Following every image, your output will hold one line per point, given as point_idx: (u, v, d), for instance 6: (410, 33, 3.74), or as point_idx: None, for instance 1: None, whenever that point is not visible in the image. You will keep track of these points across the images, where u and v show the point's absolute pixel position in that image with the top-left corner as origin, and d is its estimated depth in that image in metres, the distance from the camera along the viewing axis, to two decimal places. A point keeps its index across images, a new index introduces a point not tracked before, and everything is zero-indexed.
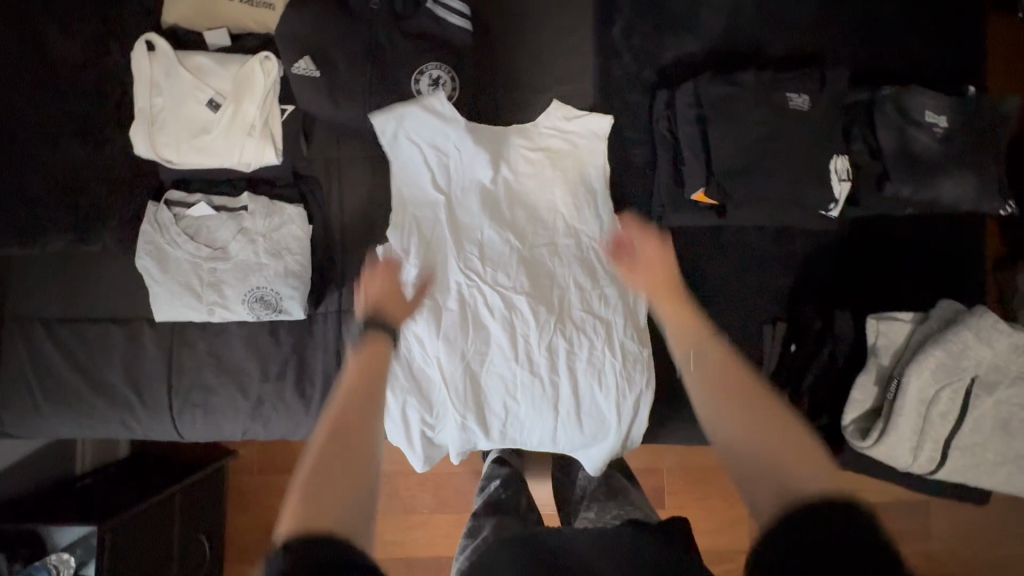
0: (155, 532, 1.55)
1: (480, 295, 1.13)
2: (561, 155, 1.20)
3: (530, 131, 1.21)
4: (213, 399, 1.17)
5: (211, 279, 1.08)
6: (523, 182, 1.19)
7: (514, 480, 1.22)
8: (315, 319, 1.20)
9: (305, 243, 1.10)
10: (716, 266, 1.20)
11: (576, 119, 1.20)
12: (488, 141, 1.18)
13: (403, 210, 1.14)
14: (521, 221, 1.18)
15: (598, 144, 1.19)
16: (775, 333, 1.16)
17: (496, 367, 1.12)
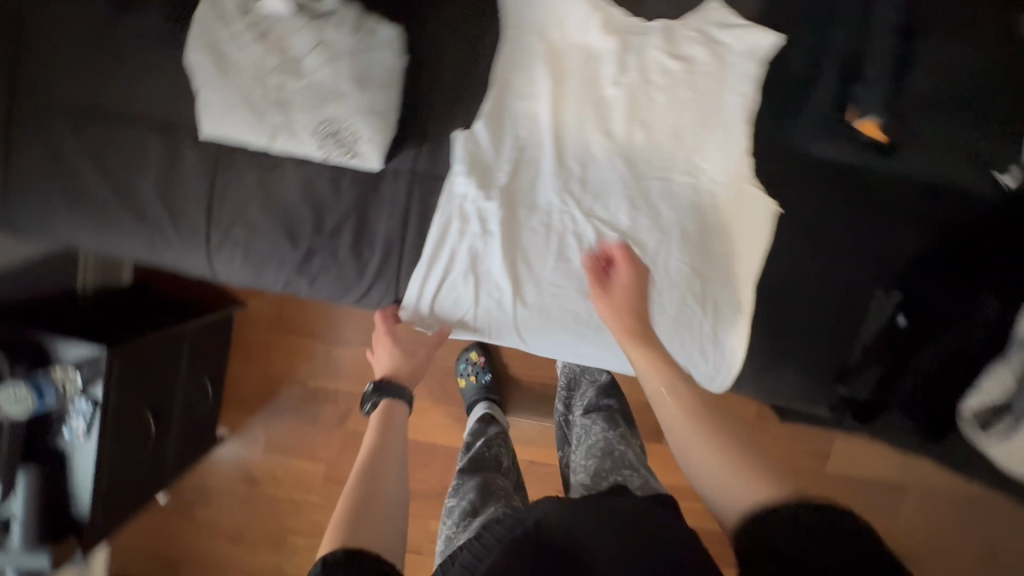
0: (157, 367, 1.46)
1: (571, 221, 1.04)
2: (703, 70, 1.02)
3: (672, 33, 1.02)
4: (256, 240, 1.03)
5: (278, 96, 0.89)
6: (651, 98, 1.03)
7: (497, 441, 1.30)
8: (384, 175, 1.03)
9: (396, 77, 0.90)
10: (844, 216, 1.04)
11: (733, 29, 1.01)
12: (620, 29, 1.01)
13: (506, 96, 1.02)
14: (639, 143, 1.04)
15: (750, 64, 1.01)
16: (884, 303, 1.05)
17: (573, 304, 1.06)
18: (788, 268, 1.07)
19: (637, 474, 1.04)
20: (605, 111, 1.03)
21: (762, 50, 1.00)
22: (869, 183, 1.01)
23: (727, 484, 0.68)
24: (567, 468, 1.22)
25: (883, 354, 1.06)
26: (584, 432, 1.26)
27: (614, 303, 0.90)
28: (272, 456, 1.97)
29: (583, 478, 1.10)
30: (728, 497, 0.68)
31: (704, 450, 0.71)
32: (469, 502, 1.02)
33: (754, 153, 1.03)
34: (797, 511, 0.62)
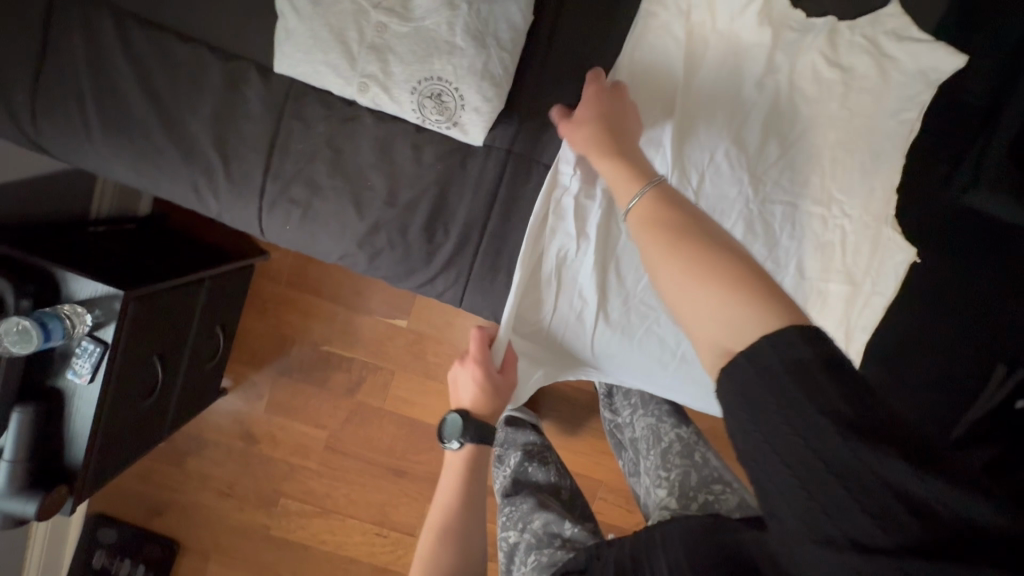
0: (170, 313, 1.33)
1: None
2: (862, 87, 0.87)
3: (837, 36, 0.86)
4: (317, 204, 0.89)
5: (377, 39, 0.74)
6: (794, 110, 0.89)
7: (543, 444, 1.16)
8: (475, 149, 0.88)
9: (519, 39, 0.75)
10: (978, 278, 0.93)
11: (910, 43, 0.85)
12: (779, 23, 0.86)
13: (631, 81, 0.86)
14: (770, 159, 0.91)
15: (918, 89, 0.86)
16: (1002, 381, 0.95)
17: (662, 329, 0.94)
18: (902, 323, 0.96)
19: (732, 491, 1.00)
20: (738, 117, 0.89)
21: (938, 74, 0.85)
22: (1010, 244, 0.91)
23: (693, 293, 0.53)
24: (641, 477, 1.15)
25: (993, 439, 0.95)
26: (651, 437, 1.18)
27: (597, 116, 0.77)
28: (272, 416, 1.78)
29: (669, 498, 1.02)
30: (721, 346, 0.51)
31: (662, 249, 0.58)
32: (534, 534, 0.94)
33: (897, 192, 0.90)
34: (793, 332, 0.47)
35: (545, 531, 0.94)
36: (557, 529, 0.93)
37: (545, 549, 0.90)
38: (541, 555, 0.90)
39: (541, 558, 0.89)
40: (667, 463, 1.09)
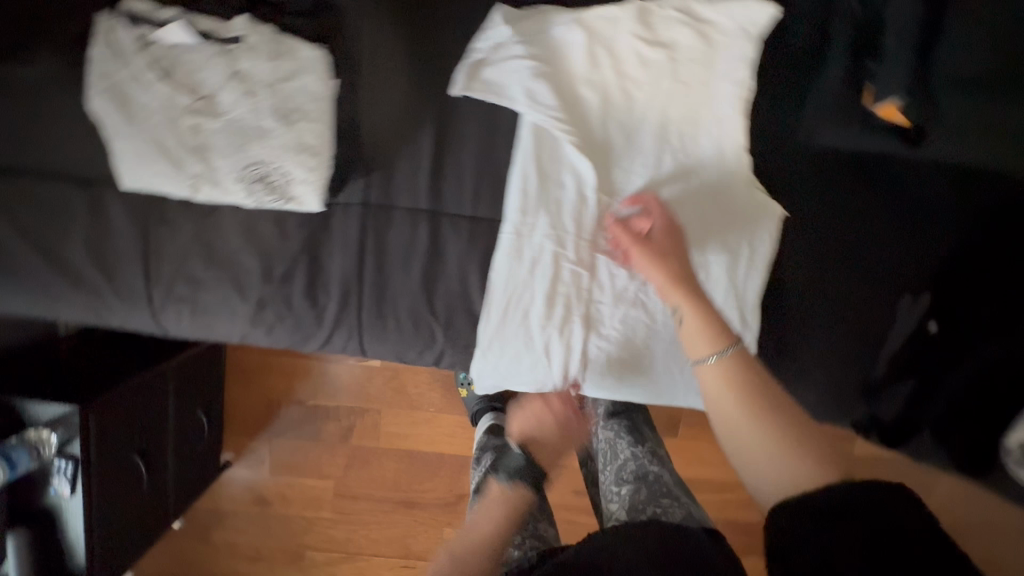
0: (143, 410, 1.39)
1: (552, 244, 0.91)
2: (688, 57, 0.88)
3: (649, 15, 0.87)
4: (202, 296, 0.94)
5: (196, 140, 0.78)
6: (629, 95, 0.90)
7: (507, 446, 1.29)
8: (333, 210, 0.92)
9: (326, 105, 0.77)
10: (858, 213, 0.91)
11: (721, 4, 0.86)
12: (590, 19, 0.88)
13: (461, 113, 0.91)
14: (622, 148, 0.91)
15: (744, 45, 0.86)
16: (912, 308, 0.93)
17: (562, 338, 0.95)
18: (798, 274, 0.94)
19: (680, 503, 1.02)
20: (579, 117, 0.89)
21: (756, 28, 0.85)
22: (881, 174, 0.89)
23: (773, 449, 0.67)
24: (600, 488, 1.20)
25: (914, 366, 0.93)
26: (610, 453, 1.22)
27: (666, 250, 0.87)
28: (279, 477, 1.74)
29: (621, 511, 1.08)
30: (789, 493, 0.64)
31: (739, 403, 0.70)
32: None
33: (751, 149, 0.89)
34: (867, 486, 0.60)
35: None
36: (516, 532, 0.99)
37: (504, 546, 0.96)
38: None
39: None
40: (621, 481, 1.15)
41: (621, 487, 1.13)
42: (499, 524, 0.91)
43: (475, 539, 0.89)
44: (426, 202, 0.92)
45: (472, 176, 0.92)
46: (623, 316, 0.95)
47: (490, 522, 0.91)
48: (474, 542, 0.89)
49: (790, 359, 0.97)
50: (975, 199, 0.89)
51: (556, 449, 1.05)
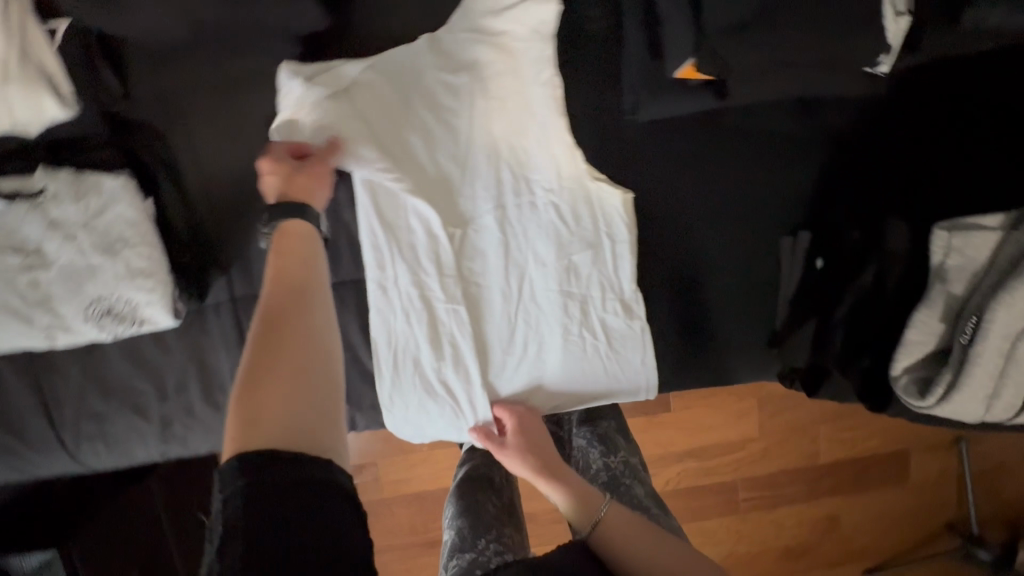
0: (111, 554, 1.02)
1: (421, 288, 0.91)
2: (491, 73, 0.87)
3: (442, 44, 0.87)
4: (109, 427, 0.96)
5: (36, 294, 0.80)
6: (448, 125, 0.89)
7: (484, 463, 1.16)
8: (206, 311, 0.94)
9: (146, 227, 0.79)
10: (710, 173, 0.90)
11: (505, 13, 0.84)
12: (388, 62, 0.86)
13: None
14: (460, 176, 0.90)
15: (539, 48, 0.85)
16: (795, 249, 0.90)
17: (456, 374, 0.93)
18: (670, 245, 0.92)
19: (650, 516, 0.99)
20: (405, 158, 0.88)
21: (547, 26, 0.84)
22: (722, 129, 0.88)
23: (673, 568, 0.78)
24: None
25: (812, 306, 0.89)
26: (582, 461, 1.11)
27: (535, 442, 0.93)
28: None
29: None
30: None
31: (642, 542, 0.81)
32: (457, 536, 1.01)
33: (579, 143, 0.88)
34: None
35: (468, 535, 1.01)
36: (480, 537, 1.00)
37: (467, 551, 0.98)
38: (461, 557, 0.97)
39: (460, 563, 0.96)
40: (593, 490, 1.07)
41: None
42: (309, 338, 0.56)
43: (263, 341, 0.55)
44: None
45: (324, 240, 0.93)
46: (514, 335, 0.94)
47: (264, 348, 0.55)
48: (255, 372, 0.53)
49: (690, 329, 0.95)
50: (828, 127, 0.86)
51: (299, 285, 0.61)
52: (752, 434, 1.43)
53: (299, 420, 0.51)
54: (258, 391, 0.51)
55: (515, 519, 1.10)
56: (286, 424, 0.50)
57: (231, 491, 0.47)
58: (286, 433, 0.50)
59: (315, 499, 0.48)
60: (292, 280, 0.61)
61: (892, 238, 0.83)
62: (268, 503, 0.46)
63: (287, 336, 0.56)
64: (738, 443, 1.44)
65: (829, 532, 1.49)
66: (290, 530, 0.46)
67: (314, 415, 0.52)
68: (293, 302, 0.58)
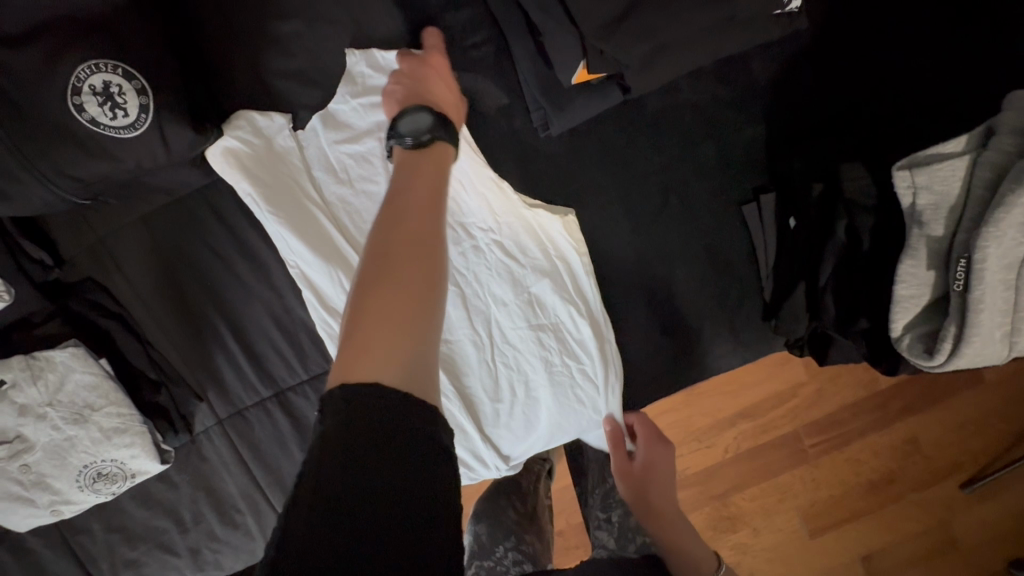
0: None
1: None
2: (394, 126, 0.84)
3: (338, 117, 0.85)
4: (144, 571, 0.98)
5: (29, 476, 0.82)
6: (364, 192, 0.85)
7: (501, 496, 1.11)
8: (199, 440, 0.94)
9: (106, 386, 0.80)
10: (647, 160, 0.84)
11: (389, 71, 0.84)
12: (291, 145, 0.84)
13: (242, 297, 0.90)
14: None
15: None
16: (762, 214, 0.82)
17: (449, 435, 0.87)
18: (627, 245, 0.86)
19: None
20: (330, 240, 0.85)
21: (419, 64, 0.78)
22: (645, 115, 0.82)
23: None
24: (590, 509, 1.03)
25: (797, 271, 0.80)
26: (597, 475, 1.04)
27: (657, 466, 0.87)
28: None
29: (609, 542, 0.96)
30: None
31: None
32: (476, 542, 1.08)
33: (503, 175, 0.84)
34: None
35: (486, 544, 1.07)
36: (499, 545, 1.05)
37: (484, 561, 1.05)
38: (478, 568, 1.04)
39: (478, 572, 1.04)
40: (610, 505, 1.00)
41: (611, 515, 0.99)
42: (434, 264, 0.54)
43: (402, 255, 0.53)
44: (267, 389, 0.93)
45: (282, 337, 0.92)
46: (497, 386, 0.87)
47: (385, 261, 0.52)
48: (370, 291, 0.50)
49: (673, 323, 0.88)
50: (756, 78, 0.81)
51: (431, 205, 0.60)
52: (800, 378, 1.30)
53: (412, 344, 0.48)
54: (381, 305, 0.49)
55: (541, 527, 1.12)
56: (404, 352, 0.47)
57: (329, 413, 0.42)
58: (402, 352, 0.46)
59: (410, 442, 0.42)
60: (428, 204, 0.60)
61: (851, 180, 0.74)
62: (356, 404, 0.42)
63: (414, 260, 0.53)
64: (788, 391, 1.32)
65: (914, 456, 1.31)
66: (361, 466, 0.40)
67: (422, 338, 0.49)
68: (418, 228, 0.56)
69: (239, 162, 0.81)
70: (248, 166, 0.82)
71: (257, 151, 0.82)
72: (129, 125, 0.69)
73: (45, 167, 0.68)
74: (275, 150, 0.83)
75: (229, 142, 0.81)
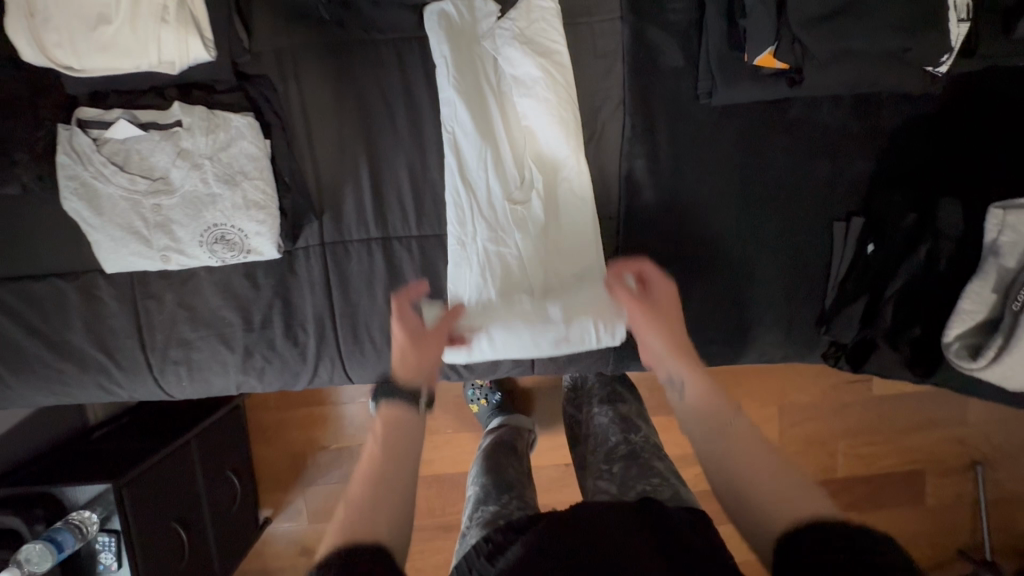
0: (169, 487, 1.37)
1: (498, 250, 0.97)
2: (579, 49, 0.97)
3: (532, 14, 0.93)
4: (194, 355, 1.02)
5: (158, 217, 0.87)
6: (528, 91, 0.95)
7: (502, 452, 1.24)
8: (296, 254, 1.01)
9: (264, 162, 0.87)
10: (773, 155, 0.98)
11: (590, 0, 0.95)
12: (487, 29, 0.94)
13: (391, 145, 1.00)
14: (538, 144, 0.97)
15: (562, 26, 0.94)
16: (848, 232, 0.97)
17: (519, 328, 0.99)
18: (727, 222, 0.99)
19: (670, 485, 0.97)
20: (491, 125, 0.96)
21: (546, 13, 0.93)
22: (781, 121, 0.97)
23: (757, 496, 0.65)
24: (586, 472, 1.14)
25: (864, 286, 0.94)
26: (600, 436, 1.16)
27: (665, 314, 0.84)
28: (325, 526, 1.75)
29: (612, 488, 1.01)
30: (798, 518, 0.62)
31: (731, 456, 0.69)
32: (481, 490, 1.13)
33: (654, 122, 0.97)
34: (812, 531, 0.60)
35: (491, 492, 1.12)
36: (503, 494, 1.11)
37: (490, 504, 1.08)
38: (485, 509, 1.06)
39: (484, 513, 1.06)
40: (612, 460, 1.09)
41: (613, 467, 1.06)
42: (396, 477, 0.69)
43: (384, 468, 0.70)
44: (377, 229, 1.01)
45: (409, 190, 1.01)
46: (573, 294, 0.99)
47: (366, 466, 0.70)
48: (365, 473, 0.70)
49: (739, 300, 1.01)
50: (882, 123, 0.96)
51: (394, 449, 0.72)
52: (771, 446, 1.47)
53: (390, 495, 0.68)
54: (365, 518, 0.65)
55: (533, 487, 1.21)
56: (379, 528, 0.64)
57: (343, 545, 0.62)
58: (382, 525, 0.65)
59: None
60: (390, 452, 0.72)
61: (946, 219, 0.88)
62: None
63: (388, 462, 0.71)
64: None
65: None
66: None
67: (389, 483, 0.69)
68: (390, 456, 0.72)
69: (447, 28, 0.92)
70: (454, 33, 0.93)
71: (463, 24, 0.93)
72: None
73: None
74: (478, 29, 0.95)
75: (448, 7, 0.93)
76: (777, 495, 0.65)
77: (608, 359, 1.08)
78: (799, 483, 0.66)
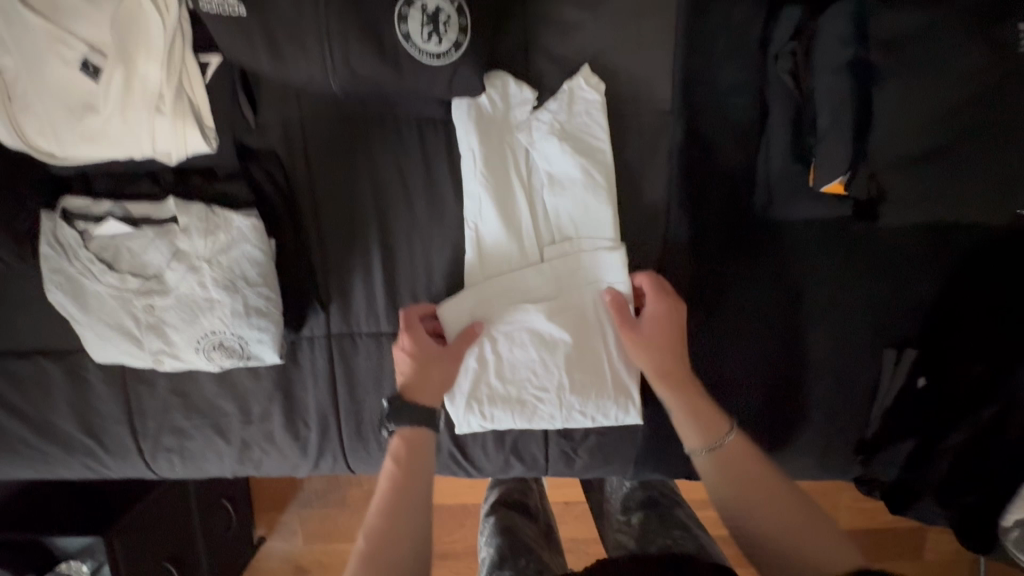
0: (166, 526, 1.24)
1: (510, 358, 0.85)
2: (622, 144, 0.87)
3: (575, 107, 0.83)
4: (188, 442, 0.96)
5: (149, 319, 0.80)
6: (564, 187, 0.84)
7: (513, 511, 1.15)
8: (300, 343, 0.94)
9: (268, 266, 0.79)
10: (827, 273, 0.89)
11: (636, 92, 0.85)
12: (523, 118, 0.84)
13: (407, 236, 0.90)
14: (566, 239, 0.85)
15: (606, 120, 0.84)
16: (898, 363, 0.89)
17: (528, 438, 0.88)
18: (769, 340, 0.91)
19: (691, 537, 0.85)
20: (515, 222, 0.85)
21: (591, 107, 0.83)
22: (843, 238, 0.88)
23: (776, 553, 0.63)
24: (607, 522, 1.01)
25: (913, 426, 0.87)
26: (615, 485, 1.05)
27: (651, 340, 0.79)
28: None
29: (629, 543, 0.89)
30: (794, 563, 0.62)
31: (732, 496, 0.68)
32: (496, 552, 1.01)
33: (699, 232, 0.88)
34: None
35: (505, 554, 1.00)
36: (519, 557, 0.99)
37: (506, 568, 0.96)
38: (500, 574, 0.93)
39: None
40: (630, 509, 0.97)
41: (632, 519, 0.95)
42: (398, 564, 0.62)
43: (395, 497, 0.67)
44: (387, 324, 0.92)
45: (423, 285, 0.91)
46: (592, 403, 0.85)
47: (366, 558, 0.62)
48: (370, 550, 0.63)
49: (774, 421, 0.93)
50: (948, 249, 0.87)
51: (404, 505, 0.66)
52: None
53: None
54: None
55: (553, 548, 1.10)
56: None
57: None
58: None
59: None
60: (402, 503, 0.66)
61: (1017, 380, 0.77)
62: None
63: (392, 538, 0.63)
64: None
65: None
66: None
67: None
68: (400, 511, 0.66)
69: (480, 120, 0.82)
70: (486, 125, 0.83)
71: (498, 113, 0.83)
72: (432, 50, 0.71)
73: (339, 54, 0.70)
74: (514, 117, 0.84)
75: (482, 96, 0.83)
76: (807, 535, 0.63)
77: (627, 468, 0.99)
78: (815, 525, 0.64)
